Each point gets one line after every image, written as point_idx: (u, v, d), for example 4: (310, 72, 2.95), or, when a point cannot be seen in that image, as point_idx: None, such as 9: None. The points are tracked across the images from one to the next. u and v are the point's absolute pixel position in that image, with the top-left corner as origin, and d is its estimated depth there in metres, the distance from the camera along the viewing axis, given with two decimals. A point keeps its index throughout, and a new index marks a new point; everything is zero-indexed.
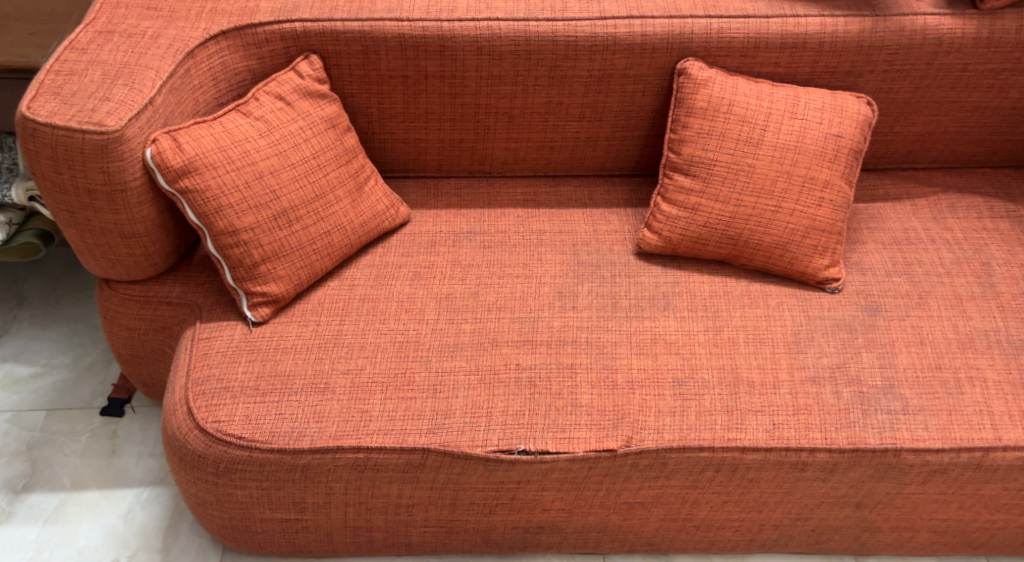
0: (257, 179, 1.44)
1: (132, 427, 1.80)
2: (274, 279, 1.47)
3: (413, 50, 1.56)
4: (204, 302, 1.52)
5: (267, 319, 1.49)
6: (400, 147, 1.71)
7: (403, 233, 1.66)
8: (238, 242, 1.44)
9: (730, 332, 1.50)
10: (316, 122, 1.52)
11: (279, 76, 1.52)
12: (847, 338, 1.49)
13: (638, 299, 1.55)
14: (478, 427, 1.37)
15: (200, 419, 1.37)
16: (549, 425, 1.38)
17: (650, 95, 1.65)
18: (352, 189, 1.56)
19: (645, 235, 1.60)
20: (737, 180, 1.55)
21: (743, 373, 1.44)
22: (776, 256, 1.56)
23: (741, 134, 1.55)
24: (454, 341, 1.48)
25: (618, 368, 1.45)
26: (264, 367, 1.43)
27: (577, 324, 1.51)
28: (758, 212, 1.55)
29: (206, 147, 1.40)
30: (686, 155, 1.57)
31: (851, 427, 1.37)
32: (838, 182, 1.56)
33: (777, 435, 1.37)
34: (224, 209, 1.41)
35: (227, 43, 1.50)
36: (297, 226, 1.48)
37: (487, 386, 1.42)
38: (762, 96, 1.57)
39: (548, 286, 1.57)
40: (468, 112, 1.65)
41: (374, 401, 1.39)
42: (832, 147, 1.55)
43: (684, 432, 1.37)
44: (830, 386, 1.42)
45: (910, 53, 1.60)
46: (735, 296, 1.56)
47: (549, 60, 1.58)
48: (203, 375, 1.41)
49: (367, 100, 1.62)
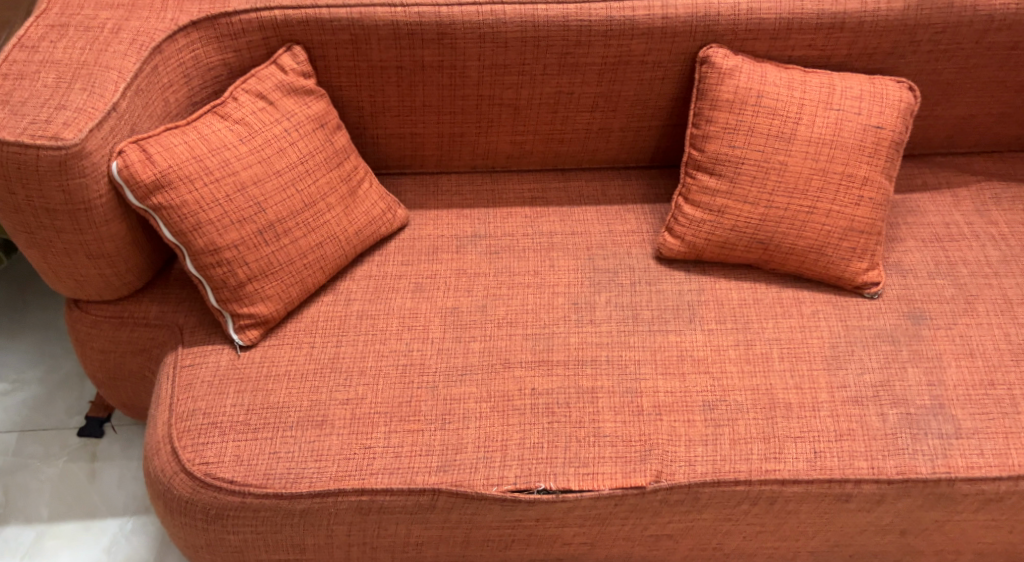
0: (239, 191, 1.29)
1: (111, 448, 1.66)
2: (262, 298, 1.34)
3: (409, 39, 1.39)
4: (185, 323, 1.38)
5: (255, 342, 1.36)
6: (395, 143, 1.56)
7: (402, 239, 1.52)
8: (220, 261, 1.29)
9: (762, 347, 1.38)
10: (302, 122, 1.36)
11: (259, 71, 1.35)
12: (889, 351, 1.37)
13: (660, 310, 1.43)
14: (492, 463, 1.25)
15: (185, 461, 1.23)
16: (570, 459, 1.25)
17: (669, 83, 1.48)
18: (344, 194, 1.41)
19: (666, 239, 1.46)
20: (768, 179, 1.40)
21: (780, 394, 1.32)
22: (810, 260, 1.43)
23: (772, 128, 1.39)
24: (462, 364, 1.36)
25: (643, 391, 1.33)
26: (255, 398, 1.30)
27: (596, 341, 1.39)
28: (792, 213, 1.41)
29: (180, 158, 1.24)
30: (711, 152, 1.42)
31: (900, 454, 1.26)
32: (878, 177, 1.41)
33: (819, 466, 1.25)
34: (203, 226, 1.27)
35: (199, 35, 1.33)
36: (286, 240, 1.34)
37: (501, 415, 1.30)
38: (794, 86, 1.40)
39: (563, 296, 1.45)
40: (470, 104, 1.50)
41: (377, 435, 1.27)
42: (872, 140, 1.40)
43: (718, 464, 1.25)
44: (874, 407, 1.31)
45: (958, 32, 1.44)
46: (766, 304, 1.43)
47: (560, 47, 1.42)
48: (187, 410, 1.28)
49: (358, 94, 1.46)
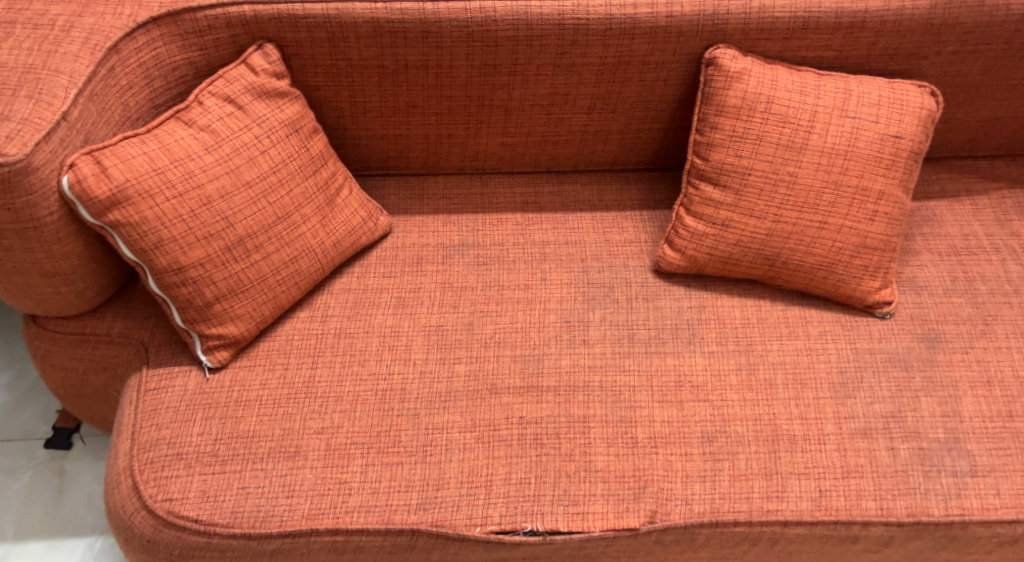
0: (204, 205, 1.19)
1: (80, 462, 1.59)
2: (232, 318, 1.25)
3: (390, 37, 1.28)
4: (151, 342, 1.30)
5: (225, 363, 1.28)
6: (378, 144, 1.45)
7: (384, 248, 1.43)
8: (185, 280, 1.20)
9: (765, 373, 1.29)
10: (274, 128, 1.26)
11: (226, 72, 1.24)
12: (901, 378, 1.29)
13: (658, 330, 1.34)
14: (476, 501, 1.17)
15: (147, 497, 1.16)
16: (559, 497, 1.18)
17: (673, 84, 1.37)
18: (321, 204, 1.32)
19: (666, 253, 1.37)
20: (776, 192, 1.30)
21: (784, 426, 1.24)
22: (819, 278, 1.33)
23: (782, 138, 1.28)
24: (446, 389, 1.27)
25: (638, 420, 1.25)
26: (224, 427, 1.22)
27: (589, 364, 1.30)
28: (801, 228, 1.30)
29: (139, 171, 1.14)
30: (716, 162, 1.31)
31: (911, 494, 1.18)
32: (895, 191, 1.30)
33: (824, 506, 1.17)
34: (166, 243, 1.17)
35: (160, 33, 1.21)
36: (256, 256, 1.24)
37: (486, 446, 1.22)
38: (808, 91, 1.29)
39: (554, 313, 1.36)
40: (457, 105, 1.39)
41: (354, 469, 1.19)
42: (890, 151, 1.28)
43: (716, 503, 1.17)
44: (884, 441, 1.23)
45: (988, 32, 1.32)
46: (770, 324, 1.34)
47: (555, 46, 1.30)
48: (151, 440, 1.20)
49: (336, 94, 1.35)
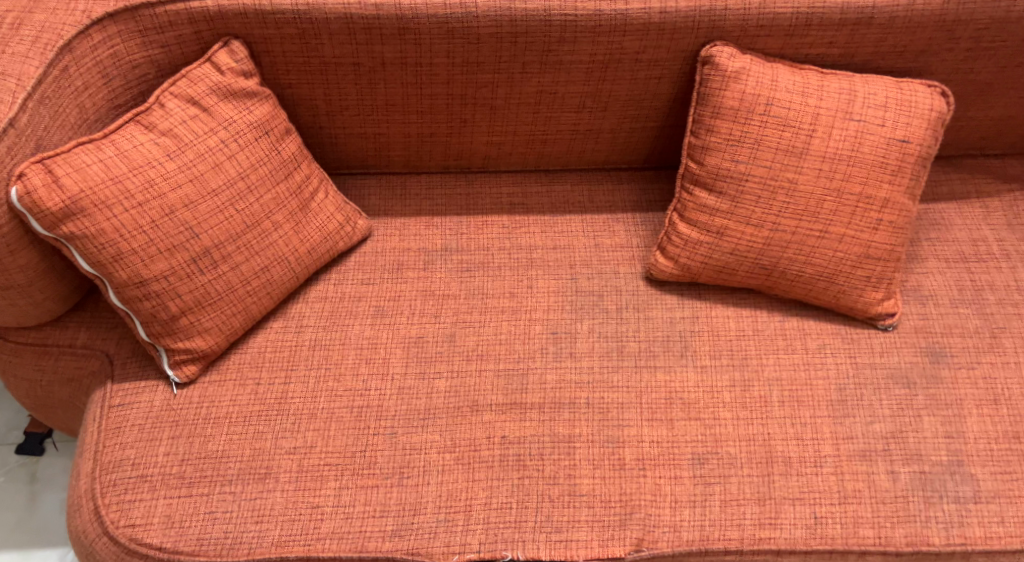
0: (166, 215, 1.12)
1: (53, 468, 1.54)
2: (200, 332, 1.19)
3: (365, 34, 1.20)
4: (116, 354, 1.24)
5: (194, 378, 1.22)
6: (357, 143, 1.38)
7: (363, 253, 1.36)
8: (147, 293, 1.14)
9: (761, 389, 1.23)
10: (242, 131, 1.19)
11: (190, 71, 1.17)
12: (903, 396, 1.22)
13: (649, 343, 1.27)
14: (454, 528, 1.12)
15: (109, 523, 1.11)
16: (541, 523, 1.13)
17: (666, 82, 1.29)
18: (294, 209, 1.25)
19: (657, 260, 1.30)
20: (775, 199, 1.22)
21: (779, 447, 1.18)
22: (818, 289, 1.26)
23: (781, 142, 1.21)
24: (425, 406, 1.21)
25: (626, 440, 1.19)
26: (191, 446, 1.17)
27: (576, 379, 1.24)
28: (800, 237, 1.23)
29: (94, 180, 1.08)
30: (710, 166, 1.24)
31: (911, 522, 1.13)
32: (901, 197, 1.23)
33: (820, 534, 1.12)
34: (125, 256, 1.10)
35: (117, 29, 1.14)
36: (224, 267, 1.18)
37: (466, 468, 1.16)
38: (810, 92, 1.21)
39: (540, 324, 1.29)
40: (439, 103, 1.31)
41: (327, 493, 1.14)
42: (896, 156, 1.21)
43: (706, 530, 1.12)
44: (884, 464, 1.17)
45: (1004, 29, 1.24)
46: (766, 337, 1.28)
47: (541, 43, 1.23)
48: (114, 460, 1.15)
49: (310, 92, 1.28)
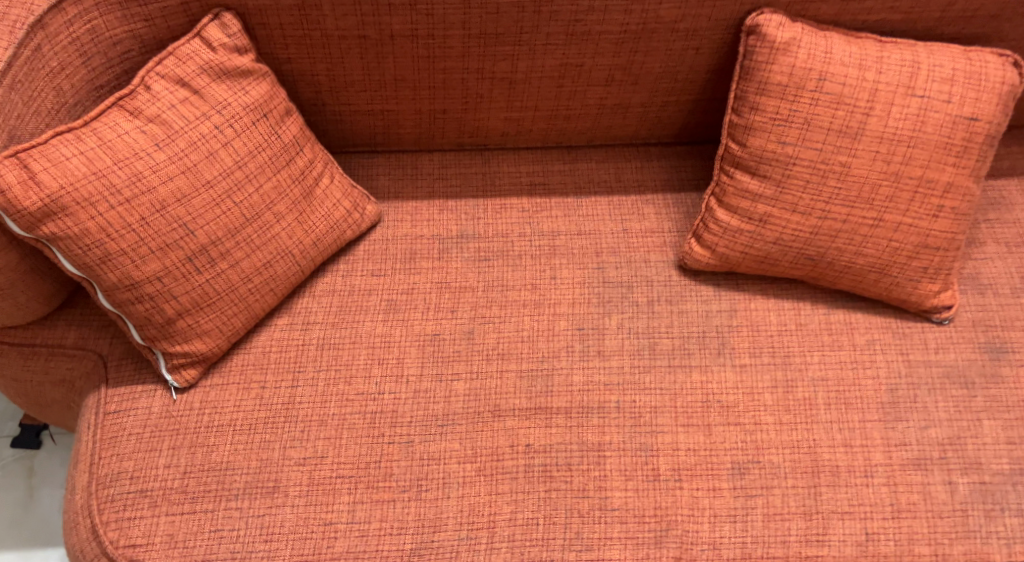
0: (156, 212, 1.02)
1: (51, 463, 1.47)
2: (199, 334, 1.09)
3: (371, 4, 1.10)
4: (110, 356, 1.15)
5: (193, 383, 1.13)
6: (364, 120, 1.27)
7: (372, 240, 1.26)
8: (139, 296, 1.04)
9: (805, 391, 1.14)
10: (237, 115, 1.08)
11: (178, 49, 1.06)
12: (962, 398, 1.13)
13: (684, 339, 1.18)
14: (477, 546, 1.04)
15: (108, 543, 1.04)
16: (571, 541, 1.05)
17: (705, 53, 1.18)
18: (297, 198, 1.14)
19: (693, 249, 1.19)
20: (825, 184, 1.11)
21: (826, 456, 1.10)
22: (869, 281, 1.16)
23: (834, 121, 1.09)
24: (442, 411, 1.13)
25: (661, 449, 1.10)
26: (193, 458, 1.09)
27: (604, 380, 1.15)
28: (852, 226, 1.12)
29: (76, 175, 0.97)
30: (754, 148, 1.12)
31: (969, 539, 1.05)
32: (965, 181, 1.11)
33: (871, 552, 1.04)
34: (113, 257, 1.01)
35: (95, 2, 1.02)
36: (221, 265, 1.08)
37: (489, 480, 1.08)
38: (868, 64, 1.09)
39: (565, 319, 1.19)
40: (453, 78, 1.20)
41: (341, 509, 1.06)
42: (962, 136, 1.09)
43: (748, 548, 1.05)
44: (940, 474, 1.08)
45: None
46: (811, 332, 1.18)
47: (567, 12, 1.11)
48: (111, 474, 1.07)
49: (312, 68, 1.17)
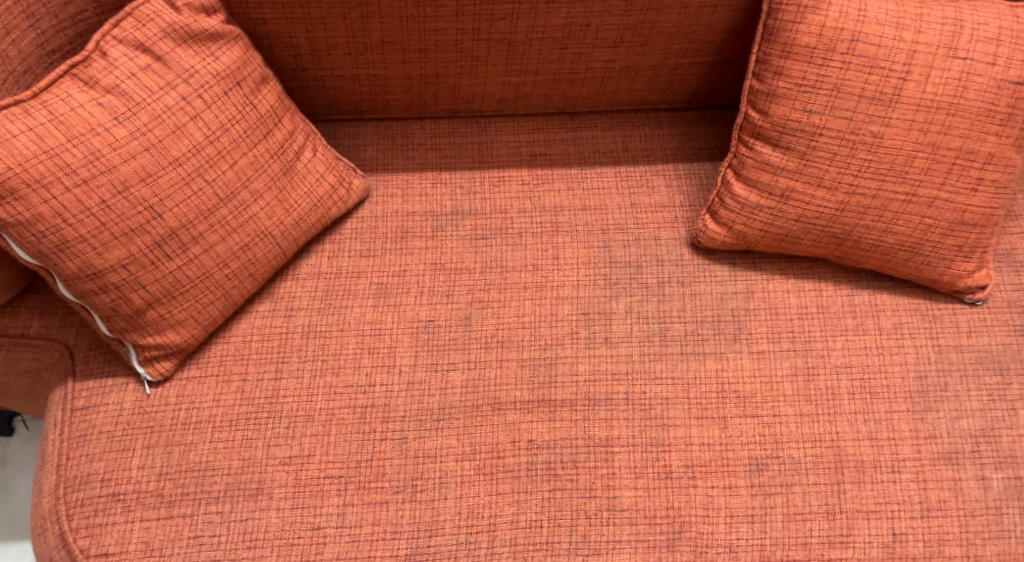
0: (119, 193, 0.92)
1: (24, 451, 1.39)
2: (172, 325, 1.01)
3: None
4: (77, 347, 1.06)
5: (168, 376, 1.05)
6: (349, 86, 1.16)
7: (360, 217, 1.16)
8: (104, 286, 0.95)
9: (828, 379, 1.06)
10: (207, 84, 0.97)
11: (139, 10, 0.95)
12: (996, 386, 1.05)
13: (697, 324, 1.09)
14: (477, 551, 0.97)
15: (78, 552, 0.96)
16: (577, 545, 0.98)
17: (723, 10, 1.07)
18: (276, 174, 1.04)
19: (707, 226, 1.10)
20: (854, 156, 1.01)
21: (850, 450, 1.02)
22: (898, 260, 1.07)
23: (866, 87, 0.99)
24: (438, 404, 1.04)
25: (673, 444, 1.02)
26: (169, 458, 1.01)
27: (612, 370, 1.06)
28: (882, 201, 1.03)
29: (27, 155, 0.87)
30: (777, 117, 1.02)
31: (1003, 538, 0.98)
32: (1008, 152, 1.02)
33: (899, 554, 0.98)
34: (73, 244, 0.91)
35: None
36: (194, 250, 0.98)
37: (488, 479, 1.01)
38: (905, 23, 0.98)
39: (569, 303, 1.11)
40: (446, 39, 1.09)
41: (331, 512, 0.99)
42: (1007, 102, 0.99)
43: (767, 551, 0.98)
44: (973, 469, 1.01)
45: None
46: (834, 315, 1.10)
47: None
48: (81, 476, 1.00)
49: (290, 29, 1.06)
